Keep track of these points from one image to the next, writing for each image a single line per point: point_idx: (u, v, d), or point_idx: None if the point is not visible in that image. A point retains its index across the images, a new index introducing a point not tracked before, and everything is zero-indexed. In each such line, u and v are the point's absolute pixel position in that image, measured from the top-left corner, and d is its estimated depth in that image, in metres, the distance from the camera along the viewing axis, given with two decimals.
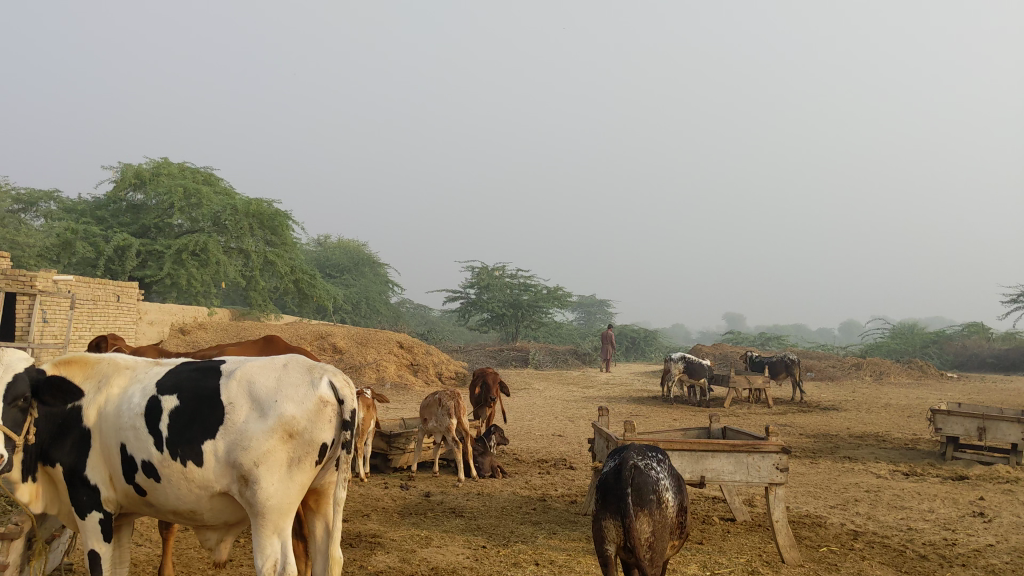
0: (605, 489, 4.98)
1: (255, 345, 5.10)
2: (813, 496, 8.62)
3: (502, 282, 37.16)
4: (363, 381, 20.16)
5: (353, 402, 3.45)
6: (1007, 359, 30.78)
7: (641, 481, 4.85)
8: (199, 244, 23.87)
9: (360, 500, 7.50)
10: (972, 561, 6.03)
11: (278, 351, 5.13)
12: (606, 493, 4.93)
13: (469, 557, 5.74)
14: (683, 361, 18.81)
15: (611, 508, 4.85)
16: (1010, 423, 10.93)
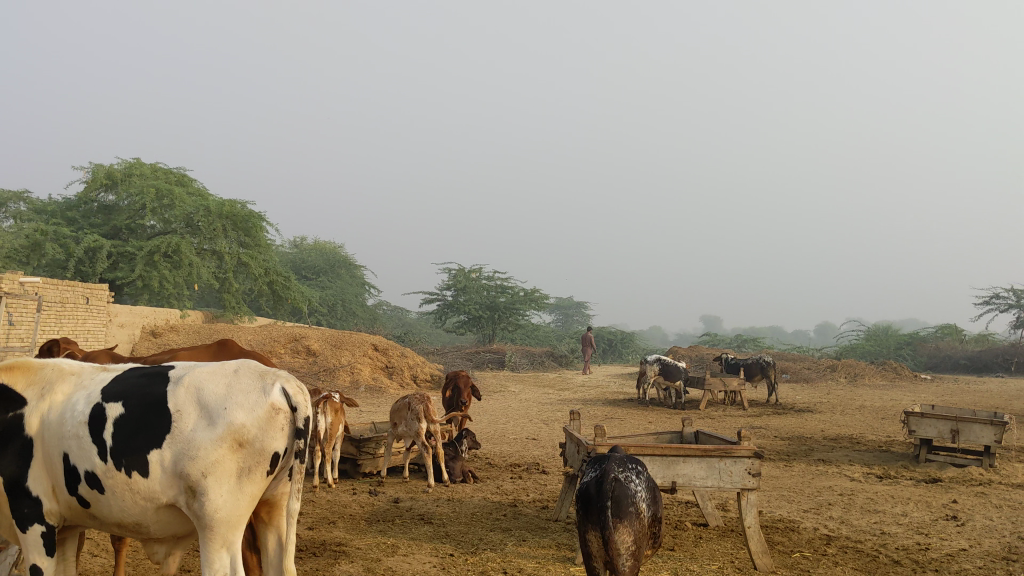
0: (587, 499, 4.96)
1: (208, 349, 4.95)
2: (786, 499, 8.57)
3: (479, 284, 36.97)
4: (338, 384, 19.97)
5: (307, 409, 3.34)
6: (980, 360, 31.03)
7: (621, 492, 4.83)
8: (171, 245, 23.59)
9: (327, 507, 7.36)
10: (945, 566, 5.98)
11: (232, 356, 4.98)
12: (586, 504, 4.91)
13: (436, 566, 5.61)
14: (659, 363, 18.78)
15: (593, 520, 4.84)
16: (983, 425, 10.94)
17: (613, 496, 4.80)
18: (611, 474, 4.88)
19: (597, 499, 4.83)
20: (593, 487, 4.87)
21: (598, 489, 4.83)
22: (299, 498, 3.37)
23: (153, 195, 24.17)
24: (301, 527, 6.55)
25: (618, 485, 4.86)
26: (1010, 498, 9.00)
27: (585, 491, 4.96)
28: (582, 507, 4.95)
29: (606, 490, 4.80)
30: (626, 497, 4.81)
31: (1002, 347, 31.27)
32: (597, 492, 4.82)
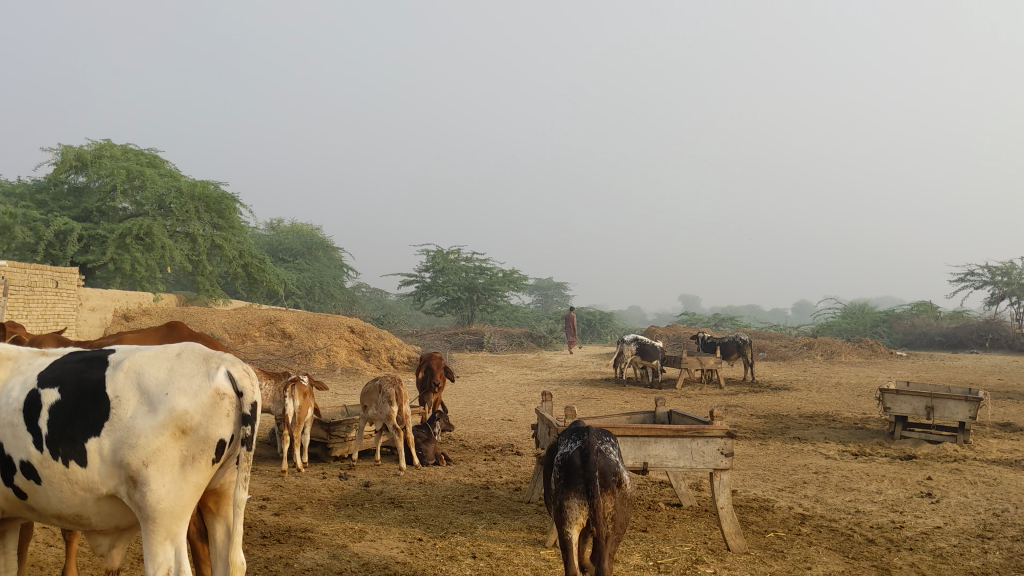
0: (567, 468, 4.84)
1: (156, 332, 4.78)
2: (761, 478, 8.50)
3: (457, 265, 36.73)
4: (313, 366, 19.77)
5: (255, 394, 3.21)
6: (954, 336, 31.24)
7: (605, 464, 4.78)
8: (143, 227, 23.22)
9: (295, 492, 7.21)
10: (919, 544, 5.92)
11: (181, 339, 4.82)
12: (565, 474, 4.81)
13: (403, 551, 5.48)
14: (636, 343, 18.71)
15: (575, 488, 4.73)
16: (957, 401, 10.92)
17: (598, 467, 4.77)
18: (594, 446, 4.85)
19: (582, 469, 4.75)
20: (576, 458, 4.81)
21: (583, 460, 4.77)
22: (247, 486, 3.24)
23: (123, 177, 23.79)
24: (266, 514, 6.39)
25: (601, 457, 4.83)
26: (984, 474, 8.99)
27: (563, 463, 4.88)
28: (560, 477, 4.84)
29: (593, 461, 4.76)
30: (611, 469, 4.79)
31: (976, 323, 31.49)
32: (584, 463, 4.76)
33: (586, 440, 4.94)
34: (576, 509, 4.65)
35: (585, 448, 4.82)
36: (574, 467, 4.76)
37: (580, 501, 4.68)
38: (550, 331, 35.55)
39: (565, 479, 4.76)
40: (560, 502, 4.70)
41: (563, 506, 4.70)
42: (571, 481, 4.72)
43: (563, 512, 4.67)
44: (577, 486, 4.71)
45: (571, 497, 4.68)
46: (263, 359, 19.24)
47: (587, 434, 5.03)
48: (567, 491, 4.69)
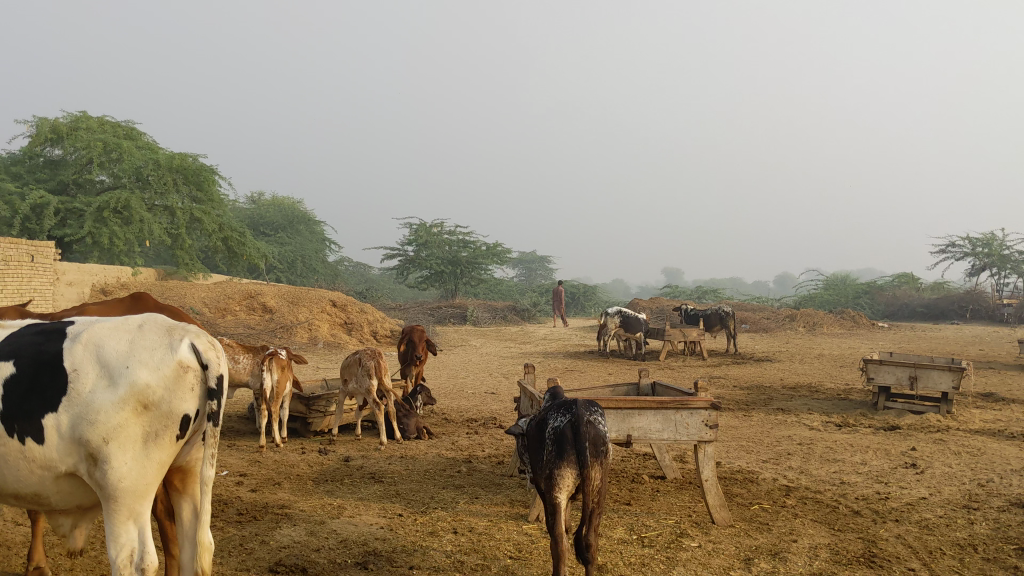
0: (557, 436, 4.73)
1: (120, 304, 4.63)
2: (745, 450, 8.44)
3: (441, 239, 36.46)
4: (295, 341, 19.59)
5: (223, 366, 3.09)
6: (936, 307, 31.38)
7: (597, 433, 4.71)
8: (121, 201, 22.85)
9: (273, 468, 7.09)
10: (905, 515, 5.87)
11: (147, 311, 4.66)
12: (554, 442, 4.72)
13: (382, 527, 5.37)
14: (620, 315, 18.64)
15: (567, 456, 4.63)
16: (941, 371, 10.90)
17: (589, 437, 4.69)
18: (584, 416, 4.73)
19: (573, 438, 4.66)
20: (565, 427, 4.70)
21: (573, 429, 4.67)
22: (215, 464, 3.13)
23: (100, 150, 23.43)
24: (242, 490, 6.27)
25: (592, 426, 4.73)
26: (968, 444, 8.98)
27: (551, 430, 4.80)
28: (548, 445, 4.75)
29: (584, 430, 4.67)
30: (601, 437, 4.73)
31: (957, 294, 31.61)
32: (575, 432, 4.67)
33: (573, 409, 4.82)
34: (567, 476, 4.58)
35: (575, 417, 4.73)
36: (564, 437, 4.67)
37: (571, 470, 4.61)
38: (534, 304, 35.44)
39: (554, 446, 4.67)
40: (551, 471, 4.62)
41: (553, 474, 4.63)
42: (561, 449, 4.65)
43: (553, 480, 4.59)
44: (568, 455, 4.63)
45: (563, 464, 4.61)
46: (243, 333, 19.04)
47: (574, 403, 4.90)
48: (559, 459, 4.62)
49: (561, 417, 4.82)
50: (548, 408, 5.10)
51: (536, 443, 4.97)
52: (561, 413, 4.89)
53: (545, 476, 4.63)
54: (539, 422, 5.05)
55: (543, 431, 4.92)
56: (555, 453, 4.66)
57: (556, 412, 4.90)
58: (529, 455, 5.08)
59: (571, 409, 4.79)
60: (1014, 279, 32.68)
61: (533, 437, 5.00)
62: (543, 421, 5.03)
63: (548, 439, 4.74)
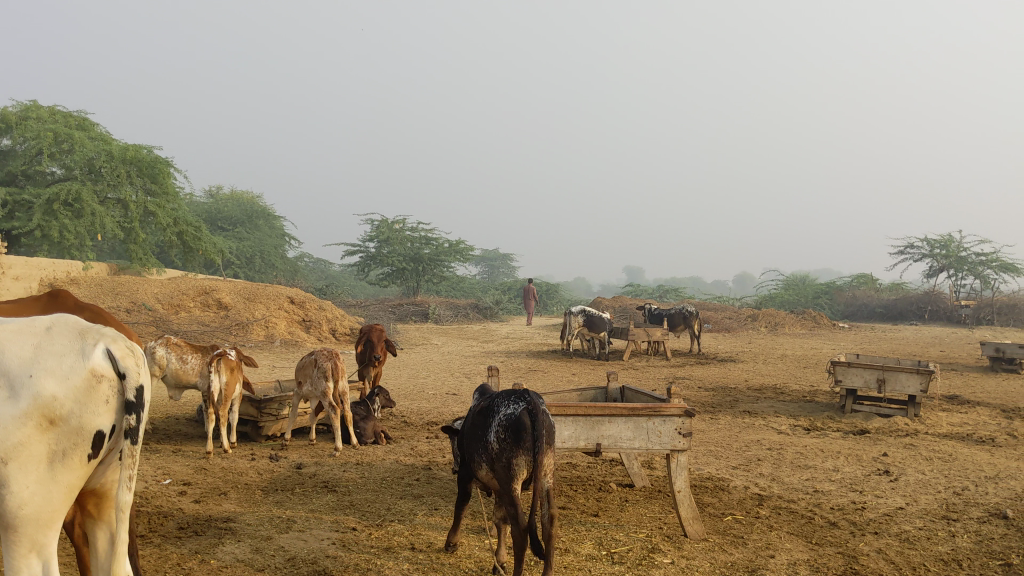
0: (507, 424, 4.45)
1: (35, 302, 4.18)
2: (714, 456, 8.18)
3: (402, 235, 35.93)
4: (250, 338, 19.07)
5: (141, 375, 2.84)
6: (895, 308, 31.57)
7: (548, 420, 4.45)
8: (71, 192, 22.05)
9: (220, 476, 6.68)
10: (884, 528, 5.63)
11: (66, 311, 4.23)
12: (506, 430, 4.46)
13: (334, 542, 5.00)
14: (583, 314, 18.37)
15: (521, 445, 4.37)
16: (909, 374, 10.75)
17: (543, 425, 4.44)
18: (539, 403, 4.46)
19: (529, 425, 4.38)
20: (520, 414, 4.43)
21: (529, 416, 4.40)
22: (131, 487, 2.89)
23: (50, 139, 22.75)
24: (185, 501, 5.85)
25: (545, 414, 4.48)
26: (939, 449, 8.80)
27: (501, 417, 4.52)
28: (499, 432, 4.49)
29: (540, 418, 4.41)
30: (551, 426, 4.49)
31: (915, 294, 31.78)
32: (531, 419, 4.40)
33: (524, 396, 4.56)
34: (523, 465, 4.35)
35: (529, 404, 4.46)
36: (520, 424, 4.38)
37: (526, 458, 4.37)
38: (497, 302, 35.09)
39: (506, 434, 4.41)
40: (506, 459, 4.40)
41: (509, 463, 4.39)
42: (516, 438, 4.38)
43: (510, 469, 4.37)
44: (523, 442, 4.37)
45: (518, 452, 4.36)
46: (197, 331, 18.50)
47: (522, 390, 4.63)
48: (515, 446, 4.37)
49: (512, 405, 4.55)
50: (490, 397, 4.82)
51: (480, 431, 4.68)
52: (509, 400, 4.61)
53: (501, 465, 4.40)
54: (481, 410, 4.76)
55: (489, 419, 4.63)
56: (509, 441, 4.40)
57: (503, 400, 4.62)
58: (469, 445, 4.79)
59: (524, 397, 4.52)
60: (971, 280, 32.94)
61: (476, 422, 4.69)
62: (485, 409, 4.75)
63: (497, 427, 4.47)
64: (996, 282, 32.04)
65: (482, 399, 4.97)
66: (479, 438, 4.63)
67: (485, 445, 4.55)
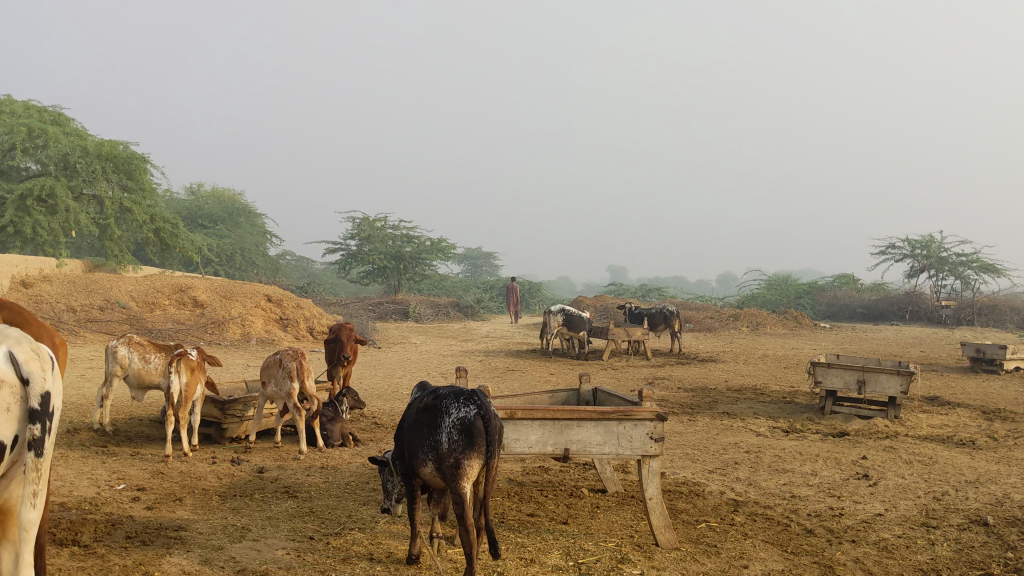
0: (456, 425, 4.39)
1: None
2: (690, 459, 7.99)
3: (383, 233, 35.66)
4: (226, 337, 18.76)
5: (45, 382, 2.84)
6: (876, 308, 31.56)
7: (497, 425, 4.47)
8: (45, 188, 21.63)
9: (177, 481, 6.43)
10: (862, 536, 5.46)
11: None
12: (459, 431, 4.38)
13: (289, 552, 4.79)
14: (563, 314, 18.15)
15: (471, 447, 4.35)
16: (889, 375, 10.58)
17: (493, 429, 4.45)
18: (490, 408, 4.46)
19: (483, 429, 4.37)
20: (473, 417, 4.40)
21: (483, 419, 4.39)
22: (34, 501, 2.87)
23: (24, 135, 22.32)
24: (137, 508, 5.60)
25: (494, 418, 4.49)
26: (919, 452, 8.66)
27: (451, 419, 4.43)
28: (448, 432, 4.39)
29: (491, 423, 4.42)
30: (499, 431, 4.51)
31: (896, 294, 31.79)
32: (485, 423, 4.39)
33: (472, 398, 4.53)
34: (473, 466, 4.34)
35: (481, 408, 4.44)
36: (473, 427, 4.36)
37: (477, 460, 4.38)
38: (478, 300, 34.87)
39: (457, 436, 4.35)
40: (455, 459, 4.34)
41: (458, 463, 4.34)
42: (469, 441, 4.34)
43: (457, 468, 4.34)
44: (475, 444, 4.35)
45: (469, 454, 4.34)
46: (171, 331, 18.17)
47: (468, 392, 4.58)
48: (467, 448, 4.34)
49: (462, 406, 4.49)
50: (430, 393, 4.70)
51: (421, 427, 4.54)
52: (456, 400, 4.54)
53: (448, 464, 4.35)
54: (421, 406, 4.63)
55: (431, 416, 4.53)
56: (459, 442, 4.35)
57: (449, 399, 4.54)
58: (407, 439, 4.63)
59: (475, 400, 4.47)
60: (951, 281, 32.96)
61: (416, 419, 4.55)
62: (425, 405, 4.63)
63: (446, 428, 4.40)
64: (977, 282, 32.08)
65: (419, 395, 4.84)
66: (419, 434, 4.50)
67: (429, 444, 4.44)
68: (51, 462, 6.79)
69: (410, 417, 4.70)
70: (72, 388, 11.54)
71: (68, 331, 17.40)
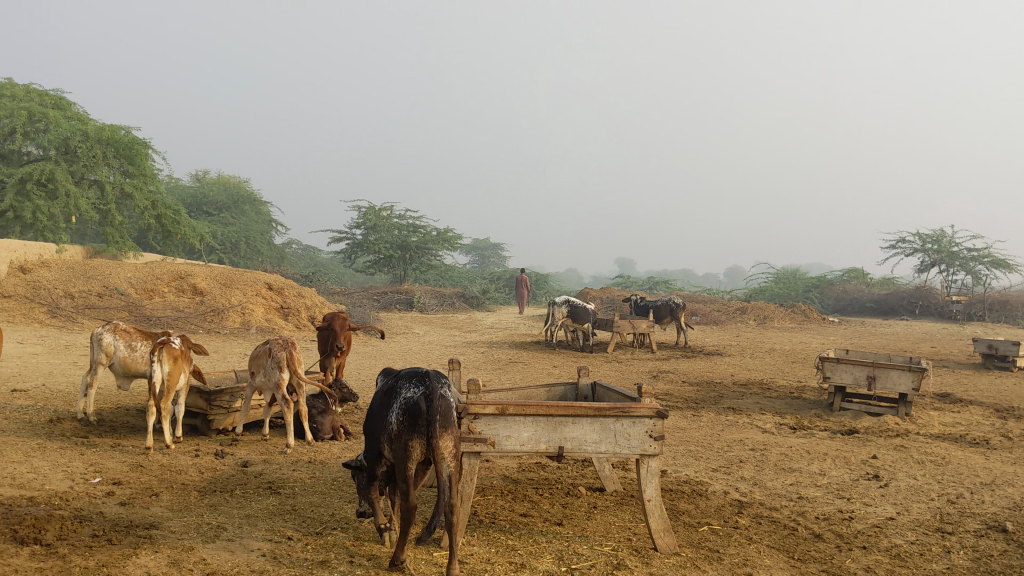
0: (403, 408, 4.52)
1: None
2: (693, 457, 7.68)
3: (390, 222, 35.36)
4: (225, 325, 18.50)
5: None
6: (885, 303, 31.17)
7: (447, 405, 4.52)
8: (45, 172, 21.35)
9: (156, 475, 6.16)
10: (873, 542, 5.16)
11: None
12: (405, 414, 4.51)
13: (264, 555, 4.51)
14: (568, 305, 17.83)
15: (417, 430, 4.45)
16: (900, 371, 10.27)
17: (442, 409, 4.50)
18: (438, 388, 4.52)
19: (426, 411, 4.46)
20: (418, 399, 4.50)
21: (425, 401, 4.47)
22: None
23: (25, 118, 21.99)
24: (110, 504, 5.33)
25: (445, 398, 4.54)
26: (931, 452, 8.34)
27: (402, 401, 4.57)
28: (398, 416, 4.54)
29: (438, 403, 4.48)
30: (452, 410, 4.55)
31: (907, 289, 31.36)
32: (428, 403, 4.46)
33: (426, 380, 4.62)
34: (417, 448, 4.45)
35: (429, 389, 4.53)
36: (416, 409, 4.47)
37: (423, 442, 4.46)
38: (484, 291, 34.56)
39: (402, 418, 4.50)
40: (401, 442, 4.49)
41: (405, 446, 4.48)
42: (413, 422, 4.47)
43: (405, 450, 4.49)
44: (419, 427, 4.46)
45: (412, 435, 4.47)
46: (169, 319, 17.91)
47: (427, 373, 4.68)
48: (411, 430, 4.46)
49: (414, 388, 4.59)
50: (397, 377, 4.86)
51: (381, 413, 4.72)
52: (413, 383, 4.67)
53: (397, 446, 4.52)
54: (385, 390, 4.80)
55: (389, 401, 4.70)
56: (404, 424, 4.49)
57: (406, 382, 4.69)
58: (372, 425, 4.82)
59: (425, 380, 4.59)
60: (963, 276, 32.55)
61: (379, 401, 4.78)
62: (389, 389, 4.80)
63: (395, 410, 4.56)
64: (988, 278, 31.67)
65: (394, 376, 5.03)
66: (376, 418, 4.70)
67: (384, 425, 4.62)
68: (28, 452, 6.52)
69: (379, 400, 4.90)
70: (62, 375, 11.27)
71: (65, 318, 17.14)
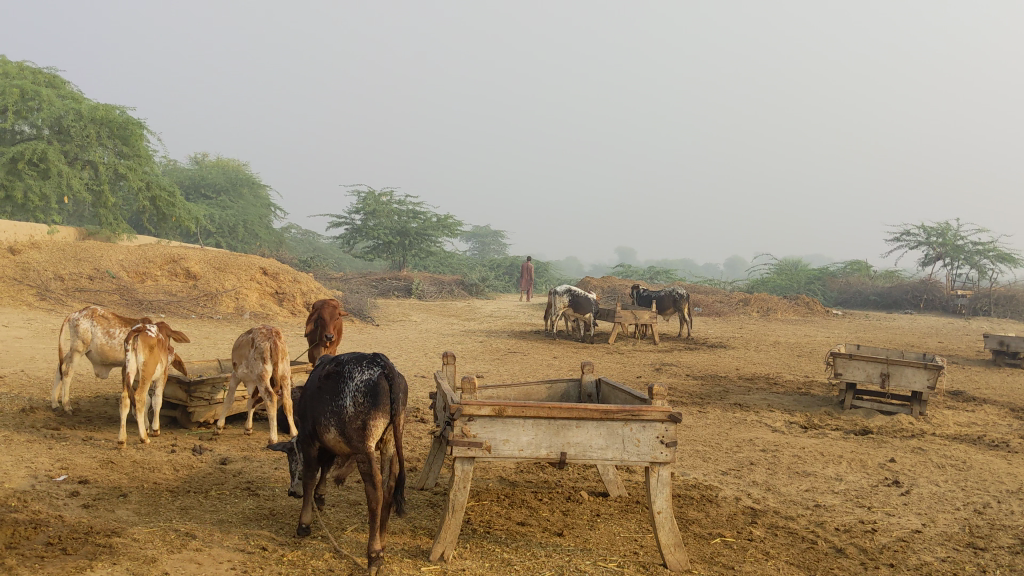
0: (357, 386, 4.27)
1: None
2: (701, 458, 7.26)
3: (389, 208, 34.87)
4: (218, 310, 18.05)
5: None
6: (890, 296, 30.77)
7: (400, 385, 4.39)
8: (37, 152, 20.79)
9: (127, 472, 5.74)
10: (899, 558, 4.75)
11: None
12: (365, 394, 4.26)
13: (235, 568, 4.08)
14: (569, 295, 17.35)
15: (377, 408, 4.25)
16: (916, 369, 9.84)
17: (398, 389, 4.38)
18: (394, 369, 4.39)
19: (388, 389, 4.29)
20: (378, 378, 4.30)
21: (387, 380, 4.30)
22: None
23: (17, 96, 21.38)
24: (72, 505, 4.92)
25: (398, 378, 4.41)
26: (951, 455, 7.92)
27: (357, 382, 4.30)
28: (355, 397, 4.26)
29: (397, 382, 4.36)
30: (403, 390, 4.45)
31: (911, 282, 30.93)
32: (390, 383, 4.31)
33: (375, 361, 4.43)
34: (381, 427, 4.24)
35: (385, 369, 4.37)
36: (379, 387, 4.27)
37: (384, 420, 4.29)
38: (484, 281, 34.10)
39: (362, 399, 4.25)
40: (361, 421, 4.23)
41: (365, 427, 4.23)
42: (375, 401, 4.25)
43: (364, 430, 4.23)
44: (381, 405, 4.26)
45: (375, 414, 4.25)
46: (160, 304, 17.44)
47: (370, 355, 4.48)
48: (374, 409, 4.24)
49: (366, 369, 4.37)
50: (329, 360, 4.55)
51: (322, 396, 4.38)
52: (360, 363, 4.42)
53: (353, 427, 4.24)
54: (325, 372, 4.47)
55: (333, 381, 4.37)
56: (365, 404, 4.25)
57: (351, 363, 4.42)
58: (310, 409, 4.45)
59: (378, 361, 4.40)
60: (967, 270, 32.06)
61: (317, 385, 4.42)
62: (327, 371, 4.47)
63: (351, 392, 4.27)
64: (993, 272, 31.21)
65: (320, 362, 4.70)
66: (321, 401, 4.36)
67: (334, 408, 4.28)
68: None
69: (311, 385, 4.53)
70: (43, 361, 10.82)
71: (54, 301, 16.68)
